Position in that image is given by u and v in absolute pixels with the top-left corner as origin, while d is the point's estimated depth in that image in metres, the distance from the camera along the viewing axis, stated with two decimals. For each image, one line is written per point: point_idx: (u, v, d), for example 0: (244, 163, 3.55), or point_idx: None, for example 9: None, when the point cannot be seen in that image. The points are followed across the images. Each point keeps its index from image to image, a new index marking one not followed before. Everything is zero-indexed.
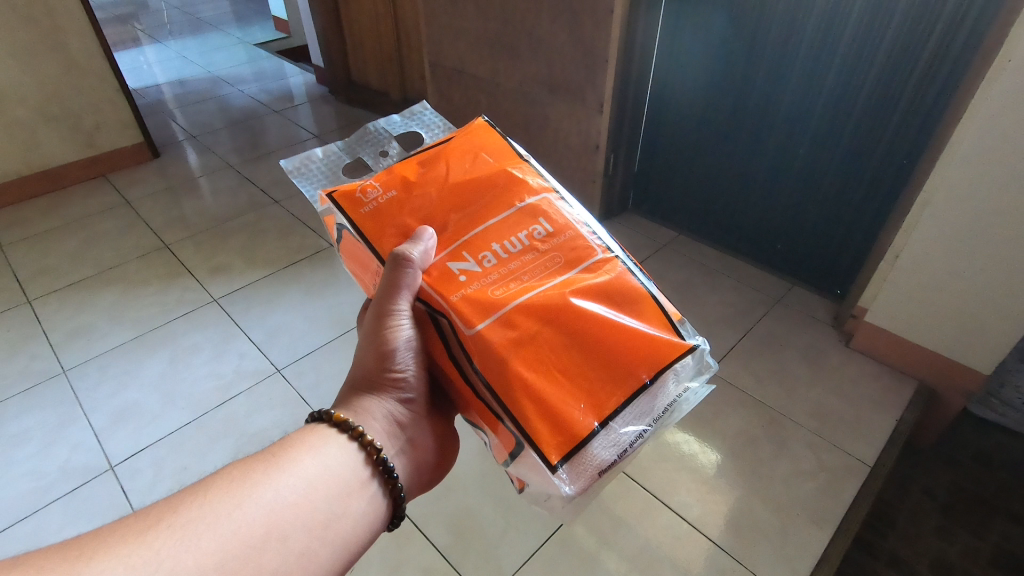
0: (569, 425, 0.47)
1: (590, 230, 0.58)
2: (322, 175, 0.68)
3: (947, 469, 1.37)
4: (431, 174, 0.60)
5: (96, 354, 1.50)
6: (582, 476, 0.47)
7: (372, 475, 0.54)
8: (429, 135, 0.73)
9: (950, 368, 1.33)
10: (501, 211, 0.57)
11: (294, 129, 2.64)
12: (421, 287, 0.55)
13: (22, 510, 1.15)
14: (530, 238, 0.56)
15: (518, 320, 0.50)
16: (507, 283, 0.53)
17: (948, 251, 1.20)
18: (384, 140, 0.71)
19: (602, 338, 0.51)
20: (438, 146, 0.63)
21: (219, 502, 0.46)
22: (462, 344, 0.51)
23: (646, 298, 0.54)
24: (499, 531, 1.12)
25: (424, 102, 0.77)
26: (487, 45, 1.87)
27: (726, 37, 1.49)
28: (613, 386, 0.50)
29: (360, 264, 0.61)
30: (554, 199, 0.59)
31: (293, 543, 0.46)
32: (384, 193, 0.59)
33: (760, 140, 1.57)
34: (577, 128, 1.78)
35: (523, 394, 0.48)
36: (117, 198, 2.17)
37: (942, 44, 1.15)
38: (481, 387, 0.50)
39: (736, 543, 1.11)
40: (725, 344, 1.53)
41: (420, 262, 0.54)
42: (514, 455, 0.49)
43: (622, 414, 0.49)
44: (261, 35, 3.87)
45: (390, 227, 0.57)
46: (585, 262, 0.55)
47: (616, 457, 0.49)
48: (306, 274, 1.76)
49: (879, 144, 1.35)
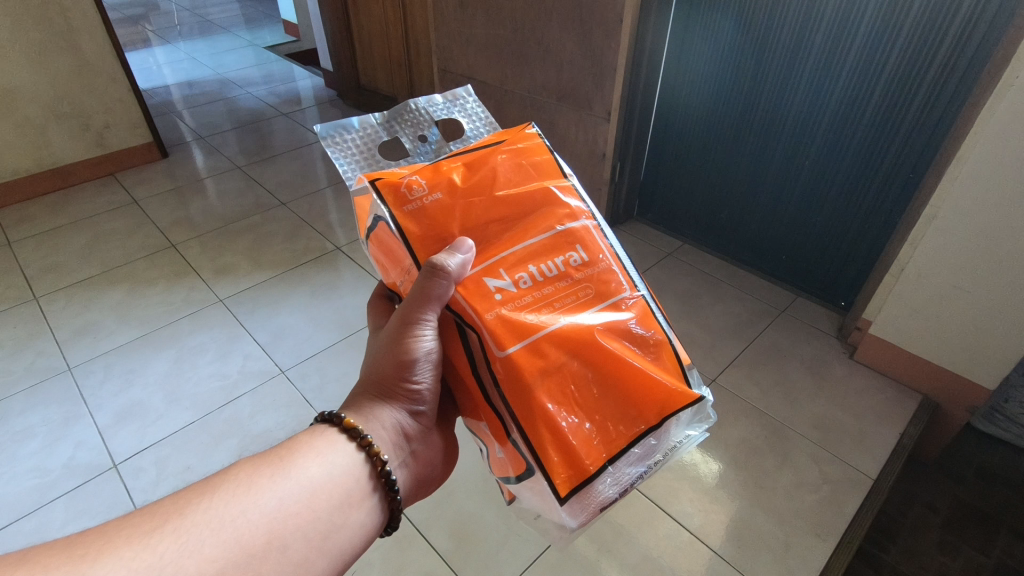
0: (581, 455, 0.49)
1: (622, 266, 0.58)
2: (358, 151, 0.66)
3: (949, 484, 1.37)
4: (477, 184, 0.58)
5: (102, 351, 1.51)
6: (584, 510, 0.49)
7: (374, 487, 0.54)
8: (469, 125, 0.73)
9: (954, 382, 1.33)
10: (541, 233, 0.57)
11: (302, 132, 2.66)
12: (454, 300, 0.54)
13: (25, 506, 1.15)
14: (566, 264, 0.56)
15: (548, 350, 0.51)
16: (539, 308, 0.53)
17: (954, 265, 1.20)
18: (423, 123, 0.70)
19: (623, 374, 0.52)
20: (483, 148, 0.62)
21: (224, 505, 0.46)
22: (489, 364, 0.51)
23: (665, 345, 0.55)
24: (500, 537, 1.12)
25: (467, 85, 0.75)
26: (496, 51, 1.88)
27: (735, 47, 1.50)
28: (624, 424, 0.51)
29: (390, 257, 0.59)
30: (592, 228, 0.59)
31: (292, 553, 0.46)
32: (429, 193, 0.57)
33: (767, 151, 1.58)
34: (583, 135, 1.79)
35: (543, 424, 0.49)
36: (125, 198, 2.18)
37: (951, 58, 1.16)
38: (504, 411, 0.51)
39: (736, 553, 1.11)
40: (728, 353, 1.53)
41: (457, 274, 0.53)
42: (521, 478, 0.51)
43: (630, 453, 0.51)
44: (271, 38, 3.91)
45: (432, 233, 0.56)
46: (614, 298, 0.56)
47: (617, 494, 0.51)
48: (312, 276, 1.77)
49: (886, 157, 1.36)
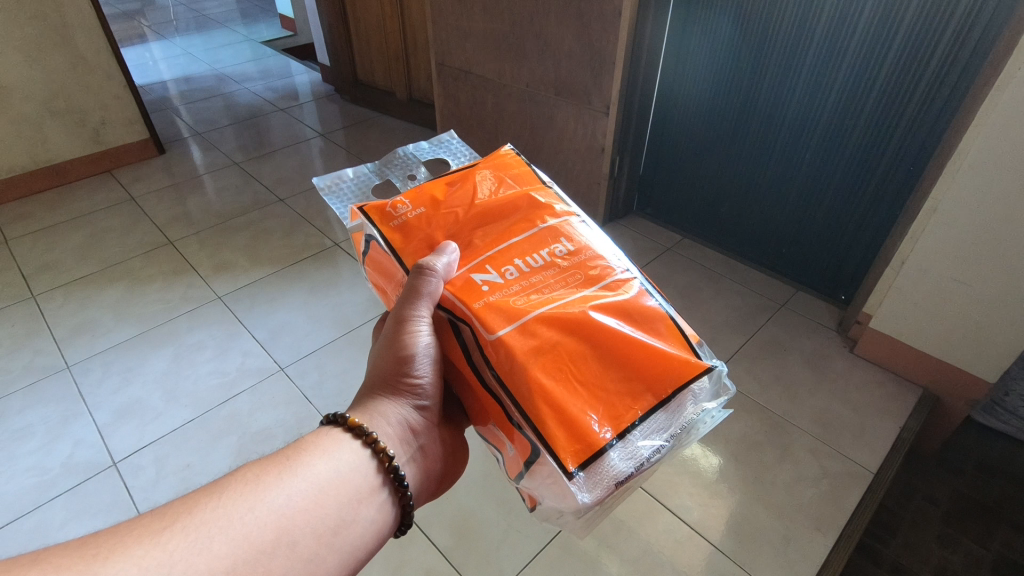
0: (587, 432, 0.47)
1: (609, 251, 0.59)
2: (350, 193, 0.70)
3: (950, 478, 1.37)
4: (459, 194, 0.61)
5: (100, 350, 1.50)
6: (599, 485, 0.46)
7: (383, 482, 0.53)
8: (456, 161, 0.76)
9: (954, 375, 1.33)
10: (523, 231, 0.58)
11: (299, 127, 2.64)
12: (442, 294, 0.55)
13: (25, 505, 1.15)
14: (551, 255, 0.57)
15: (540, 331, 0.50)
16: (528, 294, 0.53)
17: (955, 259, 1.19)
18: (412, 165, 0.74)
19: (621, 353, 0.51)
20: (464, 168, 0.65)
21: (232, 504, 0.46)
22: (482, 350, 0.51)
23: (665, 320, 0.54)
24: (501, 532, 1.12)
25: (451, 132, 0.80)
26: (494, 45, 1.87)
27: (734, 40, 1.49)
28: (630, 399, 0.49)
29: (384, 274, 0.62)
30: (574, 221, 0.60)
31: (302, 549, 0.46)
32: (414, 208, 0.60)
33: (767, 144, 1.57)
34: (582, 130, 1.78)
35: (542, 401, 0.47)
36: (122, 195, 2.17)
37: (952, 51, 1.15)
38: (501, 393, 0.50)
39: (737, 547, 1.11)
40: (729, 348, 1.53)
41: (443, 272, 0.55)
42: (529, 464, 0.48)
43: (640, 426, 0.49)
44: (268, 32, 3.88)
45: (419, 242, 0.58)
46: (604, 281, 0.56)
47: (634, 470, 0.48)
48: (311, 272, 1.76)
49: (886, 151, 1.35)
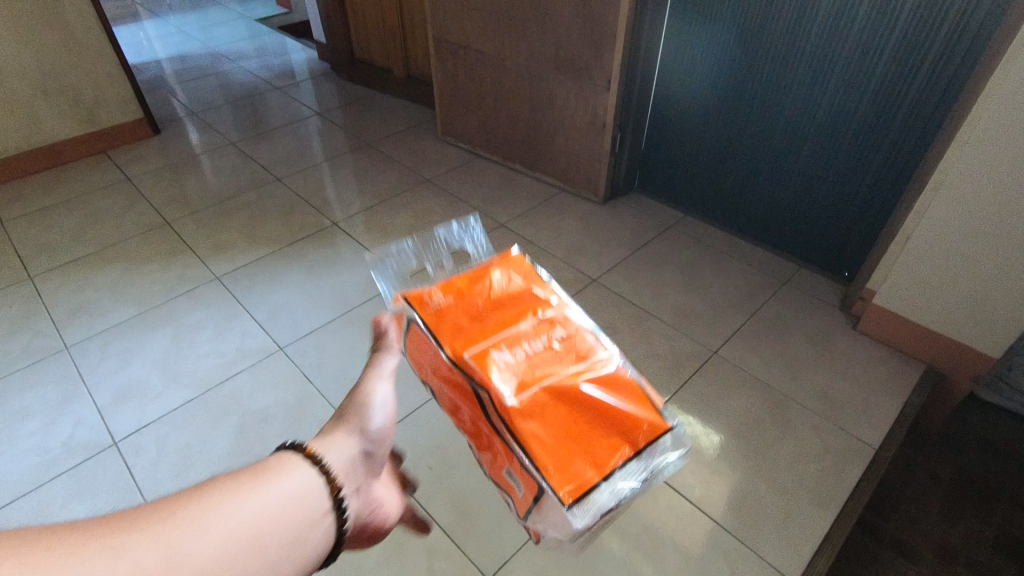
0: (578, 478, 0.60)
1: (596, 336, 0.74)
2: (396, 276, 0.88)
3: (951, 454, 1.36)
4: (479, 288, 0.76)
5: (99, 331, 1.49)
6: (587, 515, 0.60)
7: (332, 508, 0.50)
8: (476, 250, 0.92)
9: (958, 352, 1.32)
10: (530, 317, 0.73)
11: (295, 106, 2.60)
12: (465, 369, 0.67)
13: (27, 485, 1.15)
14: (551, 338, 0.72)
15: (542, 398, 0.65)
16: (533, 370, 0.67)
17: (961, 234, 1.17)
18: (443, 251, 0.91)
19: (606, 416, 0.65)
20: (482, 264, 0.80)
21: (186, 509, 0.40)
22: (498, 413, 0.64)
23: (637, 390, 0.68)
24: (502, 510, 1.12)
25: (474, 218, 0.94)
26: (492, 19, 1.83)
27: (739, 12, 1.45)
28: (610, 451, 0.63)
29: (418, 349, 0.75)
30: (569, 309, 0.76)
31: (259, 566, 0.41)
32: (445, 299, 0.75)
33: (771, 119, 1.54)
34: (583, 106, 1.75)
35: (542, 450, 0.62)
36: (117, 176, 2.14)
37: (962, 20, 1.12)
38: (516, 444, 0.63)
39: (738, 523, 1.11)
40: (731, 325, 1.52)
41: (468, 353, 0.68)
42: (537, 499, 0.62)
43: (620, 468, 0.62)
44: (263, 10, 3.82)
45: (449, 325, 0.72)
46: (593, 360, 0.70)
47: (615, 503, 0.62)
48: (309, 252, 1.75)
49: (893, 125, 1.32)
